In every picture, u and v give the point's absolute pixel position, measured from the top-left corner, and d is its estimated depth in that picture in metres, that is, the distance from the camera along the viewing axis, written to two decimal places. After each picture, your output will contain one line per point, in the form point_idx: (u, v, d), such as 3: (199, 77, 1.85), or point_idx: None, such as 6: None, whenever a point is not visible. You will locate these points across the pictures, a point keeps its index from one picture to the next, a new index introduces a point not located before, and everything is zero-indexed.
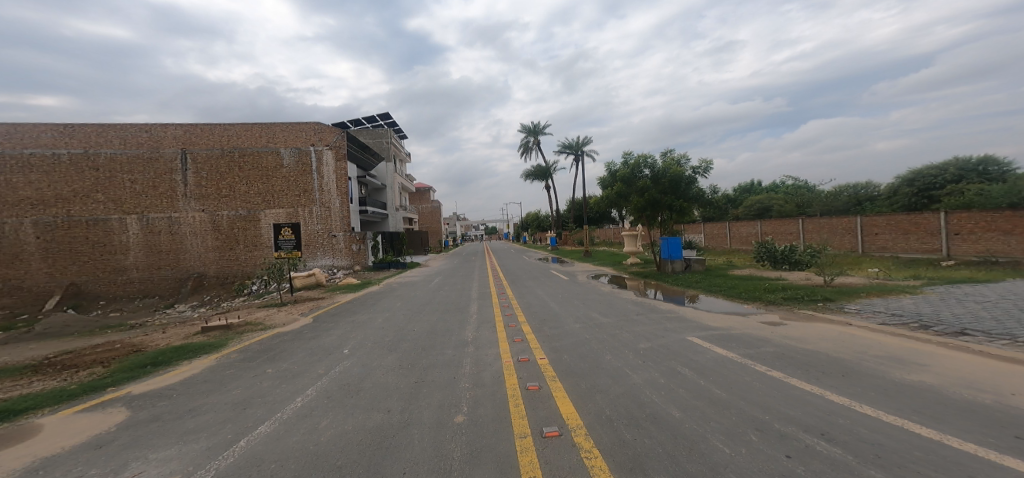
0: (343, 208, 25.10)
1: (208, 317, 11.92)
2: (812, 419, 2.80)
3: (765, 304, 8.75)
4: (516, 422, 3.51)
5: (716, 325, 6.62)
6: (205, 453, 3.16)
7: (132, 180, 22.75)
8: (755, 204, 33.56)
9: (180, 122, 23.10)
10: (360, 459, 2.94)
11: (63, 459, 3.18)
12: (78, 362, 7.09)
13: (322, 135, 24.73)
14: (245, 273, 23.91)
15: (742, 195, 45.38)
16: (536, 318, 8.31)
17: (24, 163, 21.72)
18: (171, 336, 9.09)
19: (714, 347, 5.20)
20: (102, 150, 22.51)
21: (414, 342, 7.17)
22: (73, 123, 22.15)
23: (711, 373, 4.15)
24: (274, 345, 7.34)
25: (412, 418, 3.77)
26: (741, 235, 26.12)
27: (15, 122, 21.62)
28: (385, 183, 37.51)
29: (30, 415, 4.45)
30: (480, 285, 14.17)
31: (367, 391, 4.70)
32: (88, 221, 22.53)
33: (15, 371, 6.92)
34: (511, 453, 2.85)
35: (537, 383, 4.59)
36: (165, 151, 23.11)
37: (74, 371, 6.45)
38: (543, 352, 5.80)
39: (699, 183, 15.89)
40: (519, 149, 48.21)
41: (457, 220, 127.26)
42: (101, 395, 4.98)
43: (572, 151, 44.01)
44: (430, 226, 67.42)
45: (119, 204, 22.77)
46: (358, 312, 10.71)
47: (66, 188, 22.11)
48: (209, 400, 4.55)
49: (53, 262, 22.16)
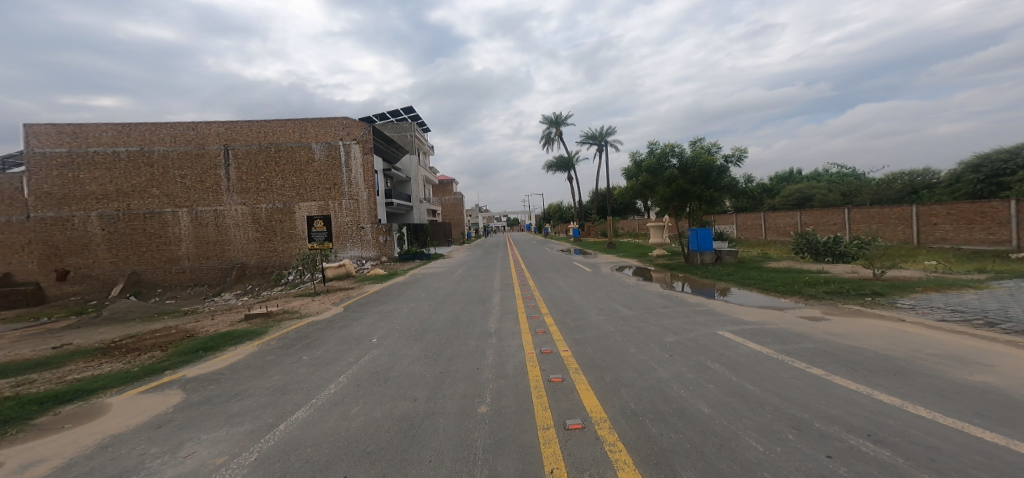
0: (370, 200, 25.74)
1: (251, 305, 12.64)
2: (859, 420, 2.67)
3: (804, 298, 8.41)
4: (539, 413, 3.54)
5: (748, 320, 6.42)
6: (250, 435, 3.36)
7: (183, 175, 24.08)
8: (794, 194, 32.28)
9: (222, 120, 24.20)
10: (389, 446, 3.04)
11: (128, 436, 3.47)
12: (139, 345, 7.65)
13: (350, 130, 25.31)
14: (283, 264, 24.99)
15: (779, 184, 43.30)
16: (559, 309, 8.32)
17: (89, 160, 23.29)
18: (219, 323, 9.67)
19: (748, 342, 5.05)
20: (155, 148, 23.88)
21: (438, 332, 7.32)
22: (130, 122, 23.65)
23: (744, 368, 4.04)
24: (309, 333, 7.67)
25: (436, 407, 3.87)
26: (777, 226, 25.11)
27: (81, 123, 23.27)
28: (410, 176, 38.08)
29: (100, 394, 4.85)
30: (502, 277, 14.23)
31: (393, 380, 4.84)
32: (144, 214, 24.02)
33: (88, 352, 7.58)
34: (534, 444, 2.89)
35: (560, 375, 4.60)
36: (209, 148, 24.24)
37: (137, 354, 6.97)
38: (566, 345, 5.80)
39: (731, 172, 15.31)
40: (542, 140, 47.83)
41: (479, 212, 127.60)
42: (159, 378, 5.35)
43: (595, 142, 43.30)
44: (454, 218, 68.37)
45: (171, 198, 24.12)
46: (386, 303, 11.01)
47: (125, 183, 23.64)
48: (251, 385, 4.80)
49: (116, 253, 23.90)
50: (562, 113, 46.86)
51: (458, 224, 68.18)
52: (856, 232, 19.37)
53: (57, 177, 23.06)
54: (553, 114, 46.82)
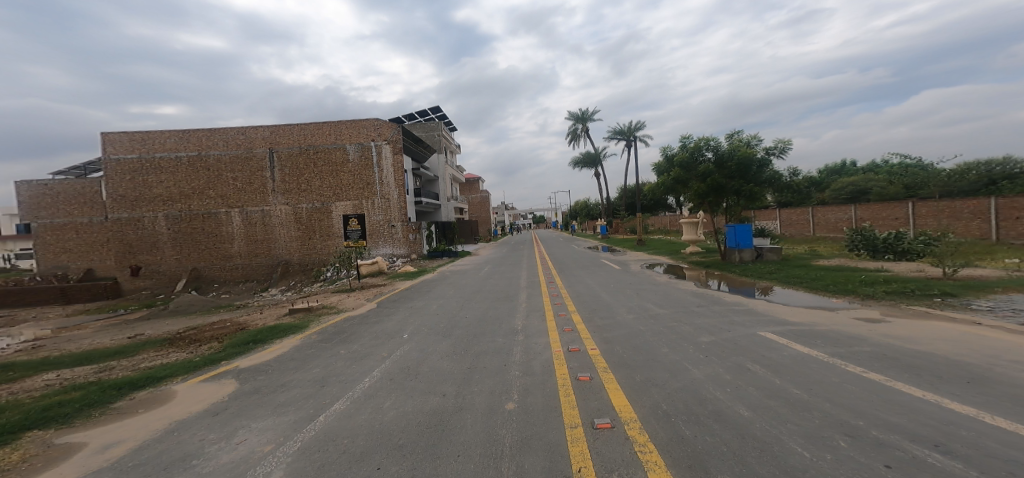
0: (401, 199, 26.38)
1: (295, 300, 13.32)
2: (924, 430, 2.50)
3: (859, 298, 7.93)
4: (567, 412, 3.53)
5: (793, 321, 6.09)
6: (294, 425, 3.54)
7: (235, 178, 25.60)
8: (847, 187, 30.40)
9: (268, 124, 25.49)
10: (420, 440, 3.12)
11: (189, 423, 3.76)
12: (200, 336, 8.25)
13: (381, 131, 25.98)
14: (322, 261, 26.07)
15: (828, 178, 40.59)
16: (586, 307, 8.23)
17: (156, 165, 25.25)
18: (267, 317, 10.27)
19: (793, 344, 4.82)
20: (210, 152, 25.49)
21: (466, 329, 7.43)
22: (190, 128, 25.37)
23: (788, 371, 3.86)
24: (345, 328, 7.99)
25: (465, 403, 3.93)
26: (827, 221, 23.74)
27: (149, 131, 25.26)
28: (437, 174, 38.72)
29: (167, 382, 5.26)
30: (529, 274, 14.23)
31: (423, 375, 4.95)
32: (203, 214, 25.75)
33: (155, 342, 8.25)
34: (562, 442, 2.89)
35: (588, 373, 4.56)
36: (257, 151, 25.60)
37: (198, 344, 7.52)
38: (593, 343, 5.75)
39: (773, 166, 14.65)
40: (568, 137, 47.35)
41: (506, 209, 128.11)
42: (216, 368, 5.73)
43: (623, 137, 42.38)
44: (481, 216, 68.99)
45: (225, 199, 25.69)
46: (416, 299, 11.30)
47: (186, 186, 25.43)
48: (294, 377, 5.06)
49: (180, 250, 25.81)
50: (589, 108, 46.27)
51: (484, 221, 68.76)
52: (922, 227, 17.98)
53: (131, 181, 25.15)
54: (579, 110, 46.32)
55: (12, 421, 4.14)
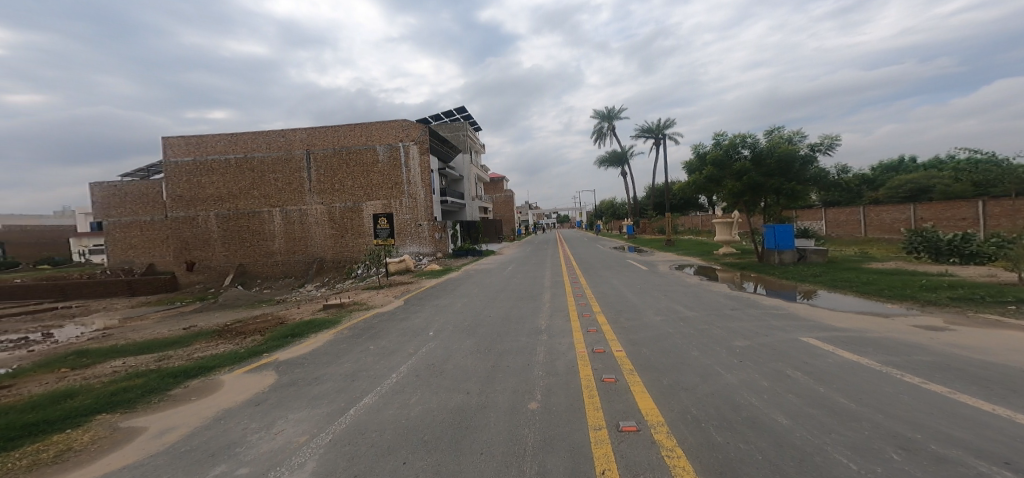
0: (427, 198, 26.83)
1: (328, 297, 13.84)
2: (991, 445, 2.31)
3: (918, 304, 7.42)
4: (591, 413, 3.48)
5: (838, 326, 5.77)
6: (327, 417, 3.68)
7: (276, 179, 26.81)
8: (905, 185, 27.62)
9: (306, 127, 26.58)
10: (444, 436, 3.16)
11: (233, 413, 3.98)
12: (244, 329, 8.71)
13: (409, 132, 26.52)
14: (353, 259, 26.89)
15: (882, 174, 37.80)
16: (612, 308, 8.10)
17: (208, 167, 26.94)
18: (304, 312, 10.72)
19: (839, 351, 4.57)
20: (255, 154, 26.86)
21: (490, 327, 7.48)
22: (238, 132, 26.86)
23: (832, 379, 3.67)
24: (374, 324, 8.23)
25: (488, 401, 3.95)
26: (882, 222, 22.30)
27: (203, 135, 26.98)
28: (462, 174, 39.12)
29: (215, 372, 5.59)
30: (554, 274, 14.16)
31: (448, 373, 5.02)
32: (249, 213, 27.14)
33: (206, 334, 8.80)
34: (586, 444, 2.86)
35: (613, 375, 4.49)
36: (295, 153, 26.73)
37: (243, 337, 7.95)
38: (619, 345, 5.65)
39: (819, 163, 13.92)
40: (593, 135, 46.81)
41: (529, 209, 127.97)
42: (258, 360, 6.03)
43: (651, 135, 41.60)
44: (505, 215, 69.22)
45: (267, 198, 26.98)
46: (441, 297, 11.48)
47: (234, 187, 26.95)
48: (327, 370, 5.26)
49: (228, 247, 27.30)
50: (615, 106, 45.61)
51: (508, 220, 68.99)
52: (994, 229, 16.56)
53: (189, 182, 26.99)
54: (605, 108, 45.69)
55: (84, 404, 4.54)
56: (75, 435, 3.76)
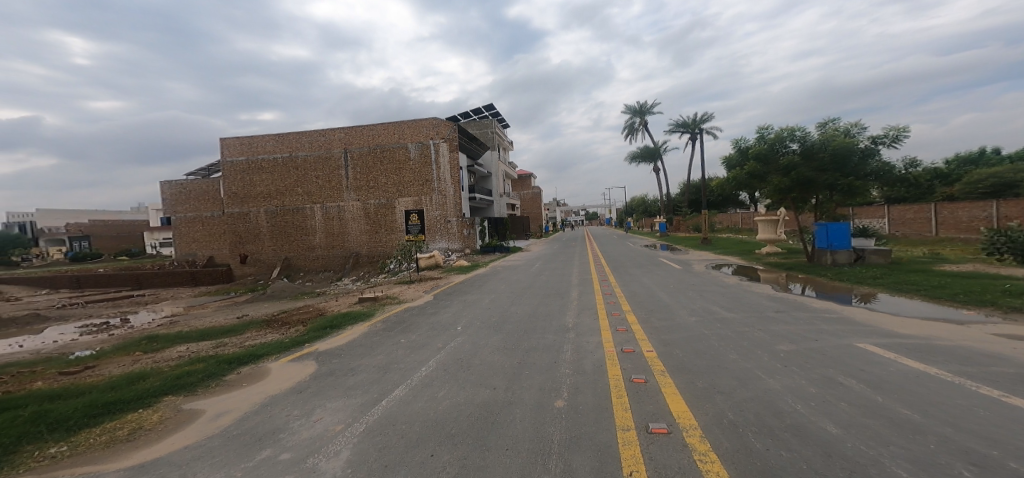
0: (456, 195, 27.18)
1: (363, 290, 14.36)
2: None
3: (998, 311, 6.76)
4: (619, 413, 3.43)
5: (901, 333, 5.37)
6: (361, 407, 3.82)
7: (318, 176, 28.01)
8: (985, 180, 24.29)
9: (343, 127, 27.56)
10: (471, 430, 3.21)
11: (277, 400, 4.22)
12: (289, 320, 9.22)
13: (439, 130, 26.91)
14: (386, 254, 27.70)
15: (961, 168, 33.86)
16: (643, 307, 7.93)
17: (258, 166, 28.58)
18: (342, 304, 11.19)
19: (900, 359, 4.26)
20: (298, 153, 28.17)
21: (517, 324, 7.51)
22: (284, 132, 28.28)
23: (891, 389, 3.42)
24: (405, 318, 8.48)
25: (515, 397, 3.96)
26: (957, 220, 20.37)
27: (253, 136, 28.59)
28: (490, 171, 39.30)
29: (263, 360, 5.95)
30: (582, 272, 14.01)
31: (476, 368, 5.08)
32: (292, 210, 28.52)
33: (256, 323, 9.39)
34: (613, 444, 2.81)
35: (643, 376, 4.40)
36: (334, 151, 27.80)
37: (287, 327, 8.41)
38: (650, 345, 5.52)
39: (881, 156, 12.87)
40: (624, 131, 45.79)
41: (558, 206, 127.43)
42: (300, 349, 6.37)
43: (686, 130, 40.24)
44: (532, 212, 69.05)
45: (310, 196, 28.25)
46: (469, 293, 11.64)
47: (279, 184, 28.44)
48: (361, 362, 5.45)
49: (276, 241, 28.79)
50: (647, 100, 44.37)
51: (535, 217, 68.83)
52: None
53: (244, 180, 28.73)
54: (637, 102, 44.54)
55: (153, 385, 4.97)
56: (146, 415, 4.13)
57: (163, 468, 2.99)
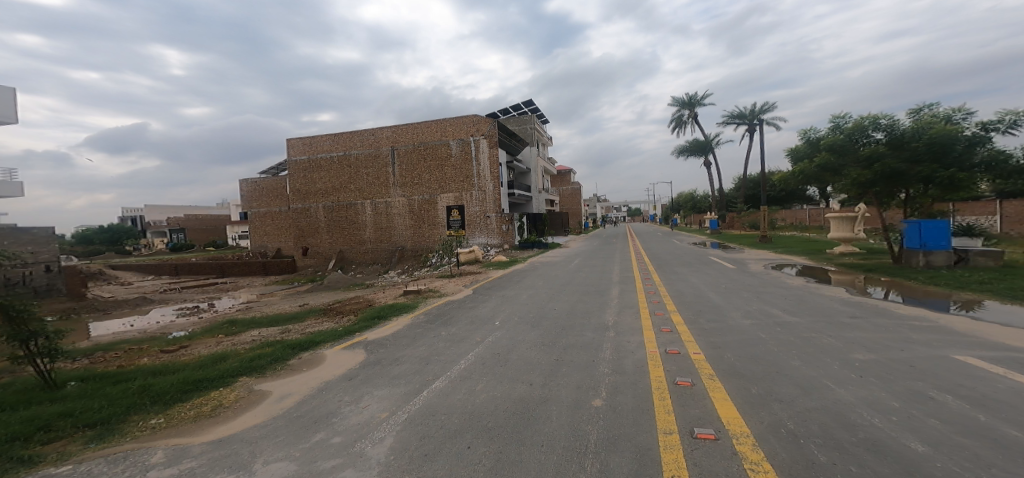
0: (496, 191, 27.43)
1: (407, 283, 14.93)
2: None
3: None
4: (661, 416, 3.30)
5: (1013, 346, 4.71)
6: (403, 396, 3.98)
7: (369, 173, 29.35)
8: None
9: (390, 125, 28.68)
10: (506, 425, 3.23)
11: (330, 386, 4.49)
12: (342, 309, 9.78)
13: (479, 126, 27.27)
14: (429, 249, 28.54)
15: None
16: (690, 307, 7.59)
17: (317, 164, 30.52)
18: (388, 296, 11.71)
19: (1008, 375, 3.75)
20: (350, 152, 29.73)
21: (555, 321, 7.45)
22: (338, 132, 29.98)
23: (995, 407, 3.03)
24: (446, 311, 8.71)
25: (551, 394, 3.93)
26: None
27: (312, 136, 30.58)
28: (529, 167, 39.30)
29: (320, 346, 6.36)
30: (623, 269, 13.66)
31: (513, 363, 5.10)
32: (345, 205, 30.17)
33: (314, 311, 10.09)
34: (653, 447, 2.71)
35: (689, 378, 4.21)
36: (382, 149, 29.03)
37: (340, 316, 8.94)
38: (697, 347, 5.28)
39: (993, 144, 11.11)
40: (671, 124, 43.99)
41: (598, 202, 124.95)
42: (350, 338, 6.73)
43: (743, 121, 37.95)
44: (571, 208, 68.27)
45: (361, 192, 29.70)
46: (507, 288, 11.73)
47: (334, 181, 30.20)
48: (405, 352, 5.65)
49: (332, 235, 30.59)
50: (697, 91, 42.29)
51: (575, 213, 67.99)
52: None
53: (306, 177, 30.78)
54: (686, 94, 42.57)
55: (230, 366, 5.45)
56: (224, 393, 4.54)
57: (235, 444, 3.26)
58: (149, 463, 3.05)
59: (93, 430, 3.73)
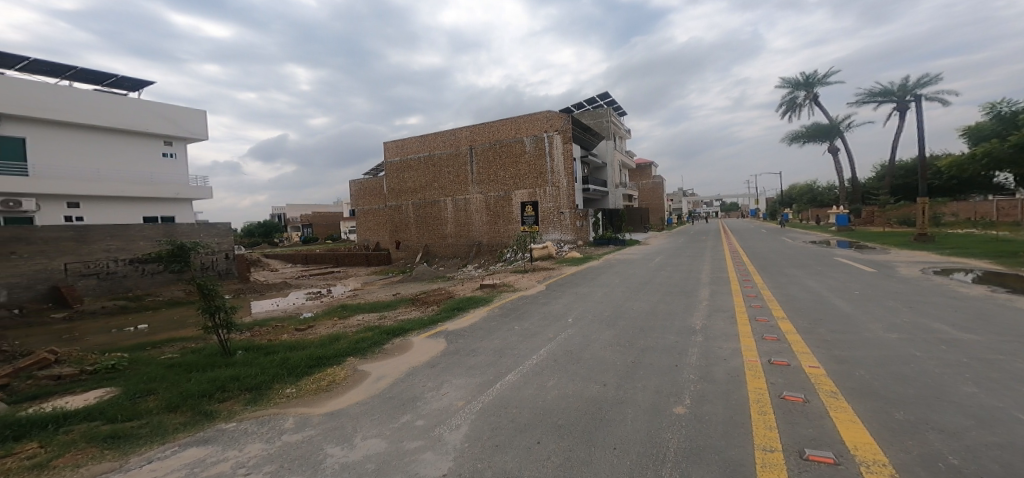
0: (570, 186, 27.12)
1: (484, 277, 15.56)
2: None
3: None
4: (758, 431, 3.00)
5: None
6: (479, 387, 4.18)
7: (449, 172, 31.00)
8: None
9: (469, 125, 29.93)
10: (578, 424, 3.21)
11: (416, 371, 4.86)
12: (429, 300, 10.50)
13: (553, 122, 27.18)
14: (503, 244, 29.25)
15: None
16: (801, 314, 6.73)
17: (406, 165, 33.13)
18: (467, 288, 12.32)
19: None
20: (434, 152, 31.70)
21: (632, 321, 7.14)
22: (424, 135, 32.17)
23: None
24: (519, 305, 8.85)
25: (626, 396, 3.79)
26: None
27: (402, 139, 33.25)
28: (606, 161, 38.12)
29: (410, 333, 6.89)
30: (714, 269, 12.57)
31: (586, 361, 5.01)
32: (429, 203, 32.27)
33: (404, 300, 11.00)
34: (748, 464, 2.50)
35: (799, 394, 3.74)
36: (461, 149, 30.44)
37: (425, 306, 9.61)
38: (811, 360, 4.66)
39: None
40: (780, 108, 39.46)
41: (684, 196, 117.13)
42: (432, 328, 7.18)
43: (888, 98, 32.75)
44: (652, 203, 64.57)
45: (443, 189, 31.48)
46: (581, 285, 11.55)
47: (420, 180, 32.49)
48: (480, 344, 5.88)
49: (419, 230, 32.95)
50: (816, 70, 37.41)
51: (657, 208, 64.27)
52: None
53: (397, 177, 33.59)
54: (803, 74, 37.89)
55: (342, 346, 6.17)
56: (336, 371, 5.15)
57: (343, 418, 3.68)
58: (284, 427, 3.58)
59: (249, 394, 4.50)
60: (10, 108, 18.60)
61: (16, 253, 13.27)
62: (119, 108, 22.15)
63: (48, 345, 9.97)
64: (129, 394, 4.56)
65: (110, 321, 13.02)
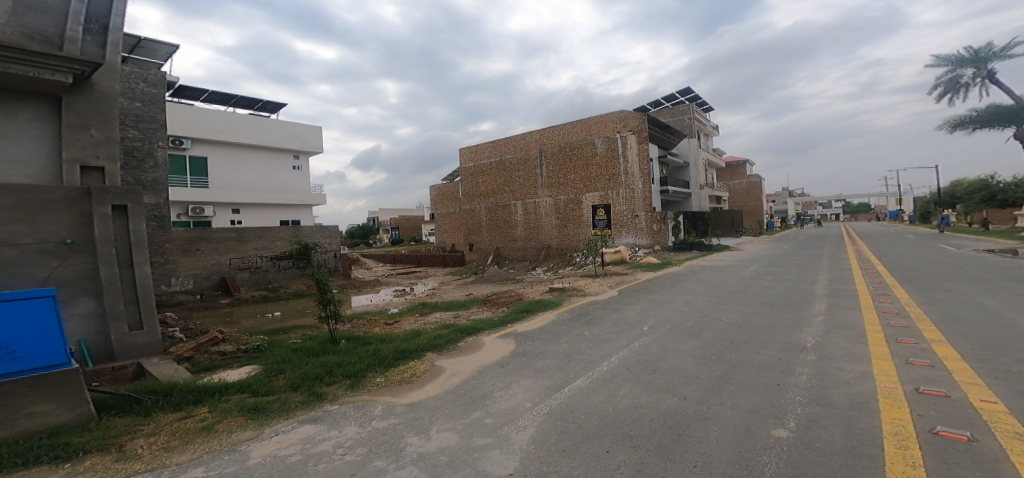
0: (646, 188, 25.74)
1: (552, 280, 15.38)
2: None
3: None
4: (893, 467, 2.41)
5: None
6: (547, 390, 4.03)
7: (520, 175, 31.39)
8: None
9: (539, 129, 30.03)
10: (653, 437, 2.91)
11: (485, 370, 4.85)
12: (500, 301, 10.58)
13: (626, 121, 26.13)
14: (573, 247, 28.72)
15: None
16: (965, 339, 5.42)
17: (478, 170, 34.25)
18: (536, 291, 12.25)
19: None
20: (505, 156, 32.38)
21: (718, 333, 6.41)
22: (495, 140, 33.01)
23: None
24: (588, 310, 8.50)
25: (711, 413, 3.35)
26: None
27: (475, 145, 34.47)
28: (688, 160, 35.74)
29: (481, 333, 6.98)
30: (830, 280, 10.83)
31: (663, 372, 4.57)
32: (500, 206, 32.99)
33: (477, 301, 11.24)
34: None
35: (960, 430, 2.95)
36: (531, 152, 30.65)
37: (496, 307, 9.72)
38: (988, 394, 3.67)
39: None
40: (934, 90, 33.18)
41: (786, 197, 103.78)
42: (502, 328, 7.20)
43: None
44: (746, 205, 58.57)
45: (514, 192, 31.96)
46: (657, 292, 10.77)
47: (491, 185, 33.39)
48: (548, 347, 5.71)
49: (491, 232, 33.79)
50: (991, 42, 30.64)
51: (753, 210, 58.10)
52: None
53: (472, 182, 34.90)
54: (970, 48, 31.31)
55: (421, 342, 6.43)
56: (416, 364, 5.38)
57: (420, 410, 3.77)
58: (373, 413, 3.77)
59: (349, 380, 4.85)
60: (198, 133, 22.93)
61: (200, 249, 16.34)
62: (264, 128, 26.03)
63: (215, 325, 12.06)
64: (266, 372, 5.21)
65: (255, 307, 15.38)
